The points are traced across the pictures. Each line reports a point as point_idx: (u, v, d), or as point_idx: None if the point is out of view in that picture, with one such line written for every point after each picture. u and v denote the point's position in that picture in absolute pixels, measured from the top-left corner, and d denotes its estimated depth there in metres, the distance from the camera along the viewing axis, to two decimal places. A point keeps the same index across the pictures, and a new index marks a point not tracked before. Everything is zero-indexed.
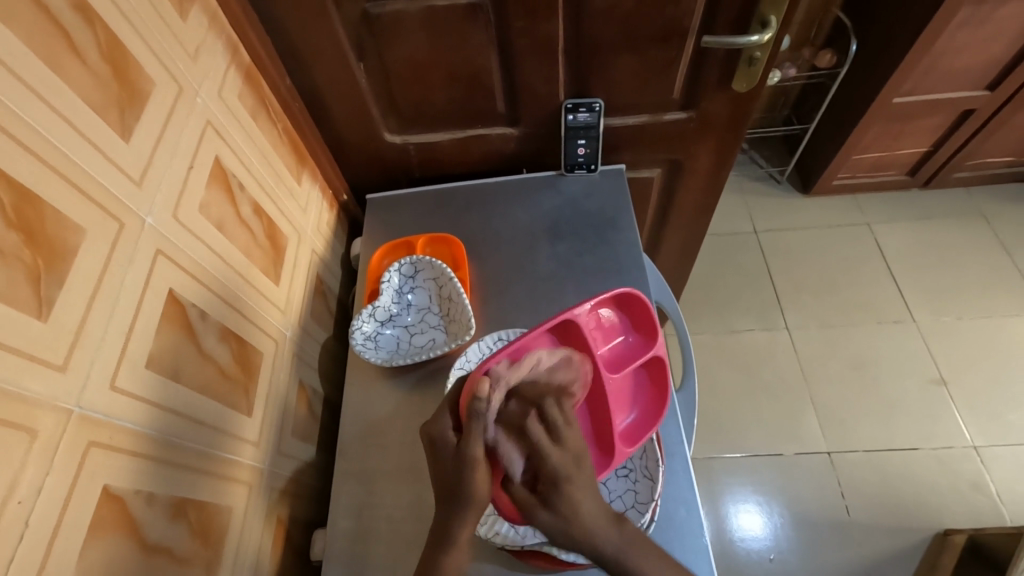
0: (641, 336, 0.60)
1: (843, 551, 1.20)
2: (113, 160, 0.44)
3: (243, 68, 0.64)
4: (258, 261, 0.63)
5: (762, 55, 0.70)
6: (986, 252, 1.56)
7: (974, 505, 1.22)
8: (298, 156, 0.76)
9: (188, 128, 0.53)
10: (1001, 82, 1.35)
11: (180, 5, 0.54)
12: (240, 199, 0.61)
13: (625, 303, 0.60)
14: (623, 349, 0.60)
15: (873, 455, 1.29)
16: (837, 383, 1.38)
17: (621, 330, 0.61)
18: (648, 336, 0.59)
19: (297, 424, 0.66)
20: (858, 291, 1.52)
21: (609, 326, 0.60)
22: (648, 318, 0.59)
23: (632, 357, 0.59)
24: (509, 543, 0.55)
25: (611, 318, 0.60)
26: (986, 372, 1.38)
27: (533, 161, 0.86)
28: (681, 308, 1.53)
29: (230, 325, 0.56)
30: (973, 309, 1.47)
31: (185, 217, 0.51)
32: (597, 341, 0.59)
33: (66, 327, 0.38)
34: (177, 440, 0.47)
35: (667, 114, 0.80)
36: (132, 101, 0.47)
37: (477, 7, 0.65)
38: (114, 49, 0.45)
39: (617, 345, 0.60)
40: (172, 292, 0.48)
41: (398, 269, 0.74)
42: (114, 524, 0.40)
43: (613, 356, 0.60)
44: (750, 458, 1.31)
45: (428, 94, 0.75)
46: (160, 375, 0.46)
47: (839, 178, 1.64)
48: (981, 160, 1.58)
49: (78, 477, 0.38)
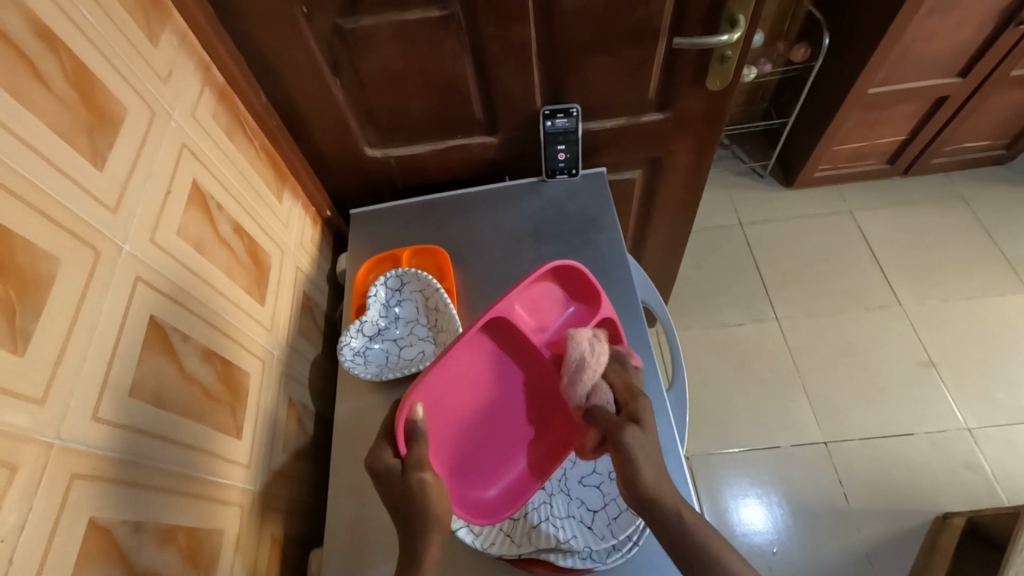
0: (585, 305, 0.62)
1: (845, 540, 1.20)
2: (85, 187, 0.43)
3: (217, 87, 0.64)
4: (240, 280, 0.62)
5: (733, 53, 0.71)
6: (969, 234, 1.58)
7: (970, 485, 1.23)
8: (278, 173, 0.76)
9: (162, 151, 0.53)
10: (972, 67, 1.37)
11: (149, 28, 0.54)
12: (219, 219, 0.61)
13: (560, 274, 0.61)
14: (571, 322, 0.62)
15: (869, 442, 1.29)
16: (829, 372, 1.39)
17: (562, 306, 0.62)
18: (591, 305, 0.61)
19: (287, 442, 0.65)
20: (844, 280, 1.53)
21: (545, 306, 0.61)
22: (589, 286, 0.61)
23: (580, 328, 0.61)
24: (506, 553, 0.55)
25: (550, 297, 0.62)
26: (974, 352, 1.39)
27: (513, 167, 0.86)
28: (670, 306, 1.53)
29: (214, 347, 0.56)
30: (959, 291, 1.48)
31: (163, 241, 0.51)
32: (534, 322, 0.60)
33: (44, 358, 0.38)
34: (162, 465, 0.46)
35: (643, 116, 0.81)
36: (103, 127, 0.47)
37: (447, 18, 0.66)
38: (82, 77, 0.45)
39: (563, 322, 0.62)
40: (152, 316, 0.48)
41: (384, 283, 0.74)
42: (99, 555, 0.40)
43: (558, 334, 0.61)
44: (746, 451, 1.31)
45: (406, 106, 0.76)
46: (142, 401, 0.46)
47: (820, 169, 1.66)
48: (956, 145, 1.61)
49: (61, 508, 0.37)
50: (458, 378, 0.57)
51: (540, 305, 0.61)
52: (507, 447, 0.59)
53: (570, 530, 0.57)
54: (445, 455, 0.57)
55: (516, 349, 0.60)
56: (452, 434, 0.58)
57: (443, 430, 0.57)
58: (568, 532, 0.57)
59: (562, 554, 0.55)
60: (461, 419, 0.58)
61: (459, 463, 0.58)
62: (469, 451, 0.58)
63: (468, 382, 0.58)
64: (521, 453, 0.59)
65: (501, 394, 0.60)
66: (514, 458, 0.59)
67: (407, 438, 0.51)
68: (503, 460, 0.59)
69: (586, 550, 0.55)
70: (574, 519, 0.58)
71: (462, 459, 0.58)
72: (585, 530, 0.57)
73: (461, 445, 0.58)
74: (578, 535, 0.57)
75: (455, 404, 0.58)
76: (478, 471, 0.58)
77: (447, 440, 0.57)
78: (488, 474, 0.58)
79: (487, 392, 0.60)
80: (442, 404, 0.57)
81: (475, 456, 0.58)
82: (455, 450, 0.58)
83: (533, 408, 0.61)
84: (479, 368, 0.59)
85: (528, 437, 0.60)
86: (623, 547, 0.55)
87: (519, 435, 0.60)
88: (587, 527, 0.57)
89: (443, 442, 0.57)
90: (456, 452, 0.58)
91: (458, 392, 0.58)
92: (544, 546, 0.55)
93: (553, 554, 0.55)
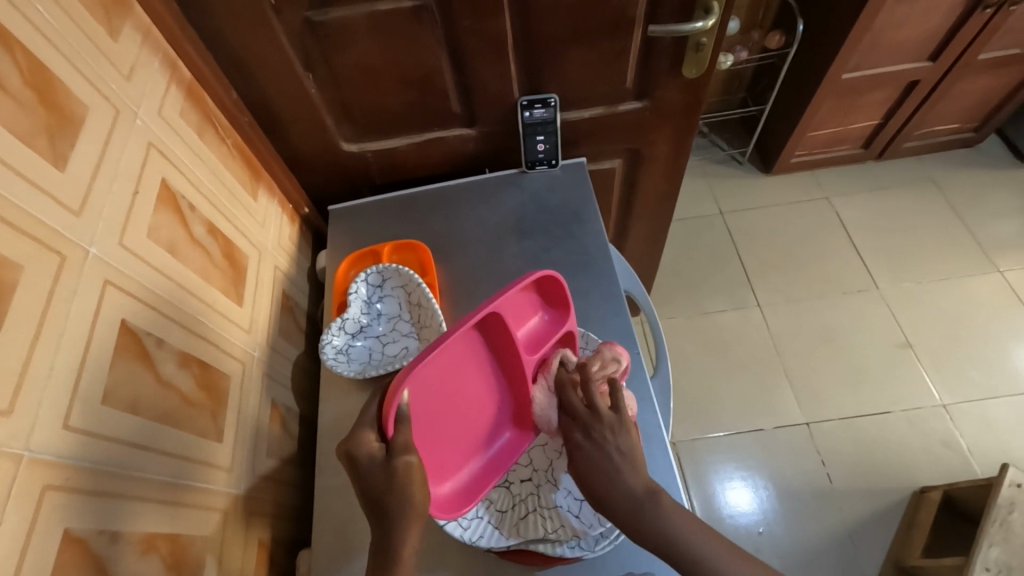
0: (554, 313, 0.63)
1: (828, 518, 1.23)
2: (47, 189, 0.42)
3: (184, 84, 0.62)
4: (216, 282, 0.61)
5: (708, 40, 0.71)
6: (941, 217, 1.62)
7: (946, 460, 1.27)
8: (252, 171, 0.74)
9: (128, 150, 0.51)
10: (941, 52, 1.40)
11: (109, 23, 0.52)
12: (191, 219, 0.59)
13: (543, 283, 0.61)
14: (539, 326, 0.62)
15: (849, 423, 1.32)
16: (809, 355, 1.42)
17: (537, 308, 0.62)
18: (561, 314, 0.62)
19: (271, 445, 0.64)
20: (822, 265, 1.56)
21: (522, 307, 0.60)
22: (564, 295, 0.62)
23: (550, 334, 0.62)
24: (495, 545, 0.55)
25: (529, 299, 0.61)
26: (947, 331, 1.43)
27: (493, 160, 0.86)
28: (653, 295, 1.55)
29: (191, 350, 0.54)
30: (933, 272, 1.52)
31: (133, 243, 0.49)
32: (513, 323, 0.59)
33: (9, 368, 0.37)
34: (139, 473, 0.45)
35: (621, 104, 0.80)
36: (63, 127, 0.45)
37: (420, 9, 0.64)
38: (39, 76, 0.44)
39: (532, 325, 0.62)
40: (124, 321, 0.46)
41: (365, 279, 0.73)
42: (76, 568, 0.39)
43: (528, 337, 0.61)
44: (731, 436, 1.33)
45: (382, 100, 0.75)
46: (116, 409, 0.44)
47: (797, 156, 1.68)
48: (928, 129, 1.64)
49: (33, 522, 0.36)
50: (436, 370, 0.54)
51: (519, 305, 0.60)
52: (467, 441, 0.58)
53: (558, 520, 0.57)
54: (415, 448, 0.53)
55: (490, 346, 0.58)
56: (421, 427, 0.54)
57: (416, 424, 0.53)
58: (556, 522, 0.57)
59: (551, 544, 0.55)
60: (433, 413, 0.55)
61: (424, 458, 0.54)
62: (436, 446, 0.55)
63: (442, 376, 0.55)
64: (480, 448, 0.59)
65: (471, 390, 0.58)
66: (474, 452, 0.59)
67: (394, 421, 0.49)
68: (463, 455, 0.58)
69: (574, 539, 0.56)
70: (562, 509, 0.58)
71: (427, 453, 0.55)
72: (573, 519, 0.57)
73: (429, 439, 0.55)
74: (566, 524, 0.57)
75: (431, 398, 0.54)
76: (440, 465, 0.56)
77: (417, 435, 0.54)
78: (449, 467, 0.57)
79: (460, 387, 0.57)
80: (417, 396, 0.53)
81: (439, 450, 0.56)
82: (422, 444, 0.54)
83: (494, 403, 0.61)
84: (456, 361, 0.56)
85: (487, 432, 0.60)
86: (611, 535, 0.55)
87: (479, 430, 0.59)
88: (575, 515, 0.57)
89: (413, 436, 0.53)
90: (423, 447, 0.54)
91: (435, 387, 0.54)
92: (534, 537, 0.56)
93: (542, 545, 0.55)
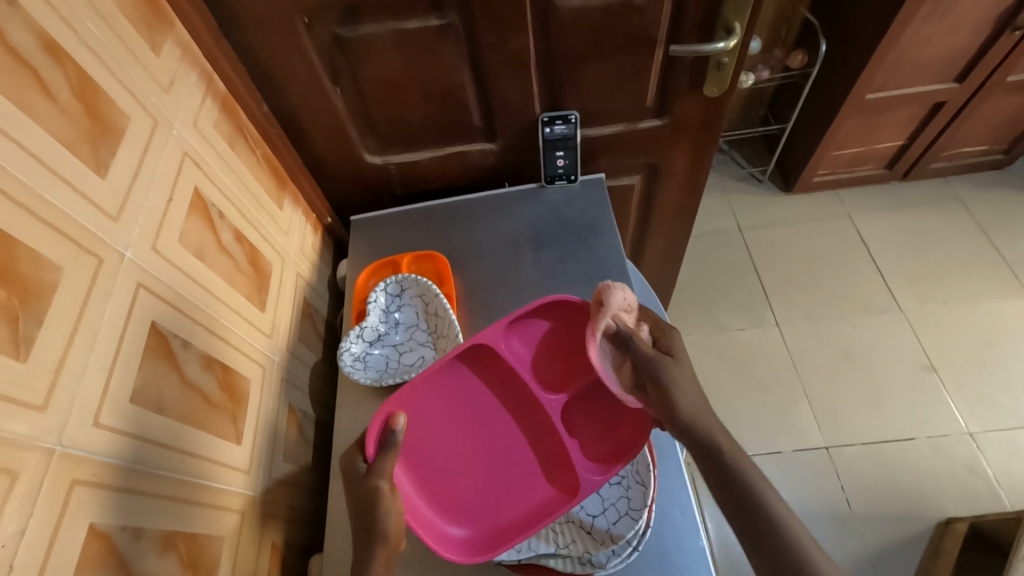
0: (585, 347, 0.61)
1: (848, 545, 1.19)
2: (87, 195, 0.44)
3: (218, 97, 0.65)
4: (240, 287, 0.63)
5: (729, 60, 0.71)
6: (969, 238, 1.58)
7: (974, 490, 1.22)
8: (279, 180, 0.76)
9: (164, 159, 0.53)
10: (969, 72, 1.38)
11: (152, 39, 0.55)
12: (220, 226, 0.61)
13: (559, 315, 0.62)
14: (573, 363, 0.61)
15: (871, 448, 1.29)
16: (830, 377, 1.39)
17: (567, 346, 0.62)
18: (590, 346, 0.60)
19: (288, 449, 0.65)
20: (845, 284, 1.53)
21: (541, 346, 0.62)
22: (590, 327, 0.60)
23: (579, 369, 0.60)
24: (506, 558, 0.55)
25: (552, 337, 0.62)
26: (976, 356, 1.39)
27: (513, 174, 0.87)
28: (670, 311, 1.53)
29: (214, 353, 0.56)
30: (959, 295, 1.48)
31: (165, 248, 0.51)
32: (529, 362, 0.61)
33: (45, 364, 0.38)
34: (161, 471, 0.47)
35: (641, 121, 0.81)
36: (105, 136, 0.47)
37: (446, 27, 0.66)
38: (86, 87, 0.46)
39: (565, 363, 0.61)
40: (153, 323, 0.48)
41: (384, 288, 0.74)
42: (99, 562, 0.40)
43: (557, 375, 0.61)
44: (748, 456, 1.30)
45: (406, 113, 0.76)
46: (143, 408, 0.46)
47: (819, 174, 1.66)
48: (955, 149, 1.61)
49: (61, 514, 0.37)
50: (443, 411, 0.59)
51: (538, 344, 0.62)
52: (503, 488, 0.59)
53: (569, 536, 0.57)
54: (436, 487, 0.58)
55: (511, 388, 0.60)
56: (432, 464, 0.58)
57: (434, 463, 0.58)
58: (567, 538, 0.57)
59: (562, 559, 0.55)
60: (443, 450, 0.59)
61: (449, 498, 0.58)
62: (462, 487, 0.58)
63: (459, 418, 0.60)
64: (517, 495, 0.58)
65: (494, 432, 0.60)
66: (509, 500, 0.58)
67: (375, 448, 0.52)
68: (498, 502, 0.58)
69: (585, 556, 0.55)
70: (573, 525, 0.58)
71: (453, 495, 0.58)
72: (584, 534, 0.57)
73: (455, 481, 0.58)
74: (577, 540, 0.56)
75: (439, 434, 0.59)
76: (472, 509, 0.58)
77: (437, 475, 0.58)
78: (480, 512, 0.58)
79: (474, 430, 0.60)
80: (427, 435, 0.58)
81: (469, 495, 0.58)
82: (446, 485, 0.58)
83: (526, 456, 0.60)
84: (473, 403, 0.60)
85: (526, 479, 0.59)
86: (623, 552, 0.54)
87: (518, 475, 0.59)
88: (586, 531, 0.57)
89: (433, 473, 0.58)
90: (446, 486, 0.58)
91: (449, 427, 0.59)
92: (544, 551, 0.55)
93: (553, 559, 0.55)
